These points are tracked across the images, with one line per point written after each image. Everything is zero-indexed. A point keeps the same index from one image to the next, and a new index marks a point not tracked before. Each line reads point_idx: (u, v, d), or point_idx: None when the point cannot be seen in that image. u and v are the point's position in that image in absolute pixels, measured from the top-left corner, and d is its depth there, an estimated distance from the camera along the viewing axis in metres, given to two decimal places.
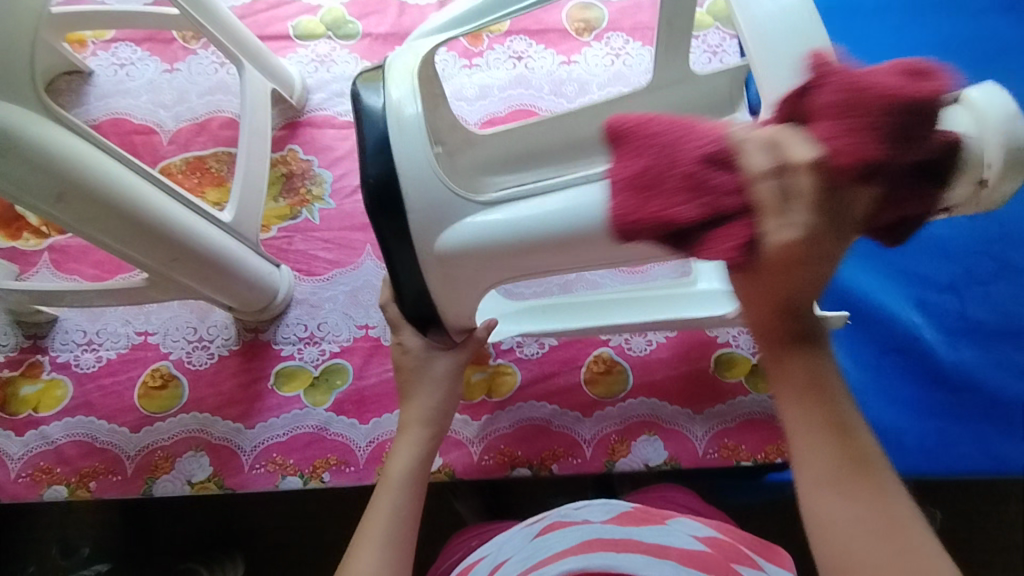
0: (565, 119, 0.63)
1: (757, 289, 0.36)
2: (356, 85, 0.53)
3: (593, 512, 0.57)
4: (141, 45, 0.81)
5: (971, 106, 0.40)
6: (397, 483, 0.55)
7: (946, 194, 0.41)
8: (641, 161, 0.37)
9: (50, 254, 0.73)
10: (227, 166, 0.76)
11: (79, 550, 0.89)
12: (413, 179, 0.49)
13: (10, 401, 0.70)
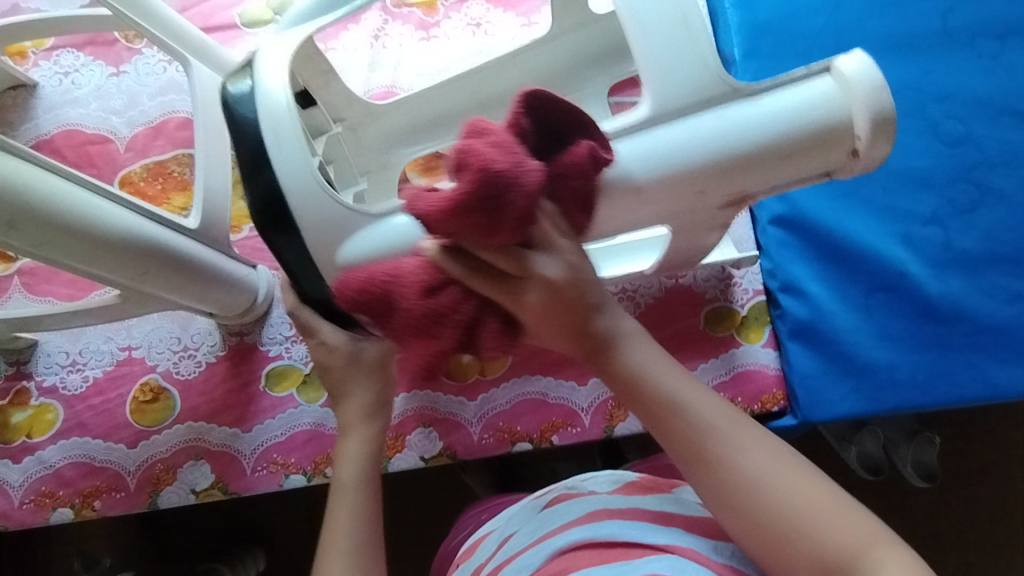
0: (470, 77, 0.62)
1: (547, 339, 0.40)
2: (225, 88, 0.51)
3: (599, 484, 0.58)
4: (82, 51, 0.77)
5: (842, 75, 0.42)
6: (350, 485, 0.52)
7: (819, 159, 0.44)
8: (394, 303, 0.41)
9: (21, 278, 0.72)
10: (189, 168, 0.73)
11: (100, 561, 0.89)
12: (298, 195, 0.48)
13: (4, 430, 0.70)
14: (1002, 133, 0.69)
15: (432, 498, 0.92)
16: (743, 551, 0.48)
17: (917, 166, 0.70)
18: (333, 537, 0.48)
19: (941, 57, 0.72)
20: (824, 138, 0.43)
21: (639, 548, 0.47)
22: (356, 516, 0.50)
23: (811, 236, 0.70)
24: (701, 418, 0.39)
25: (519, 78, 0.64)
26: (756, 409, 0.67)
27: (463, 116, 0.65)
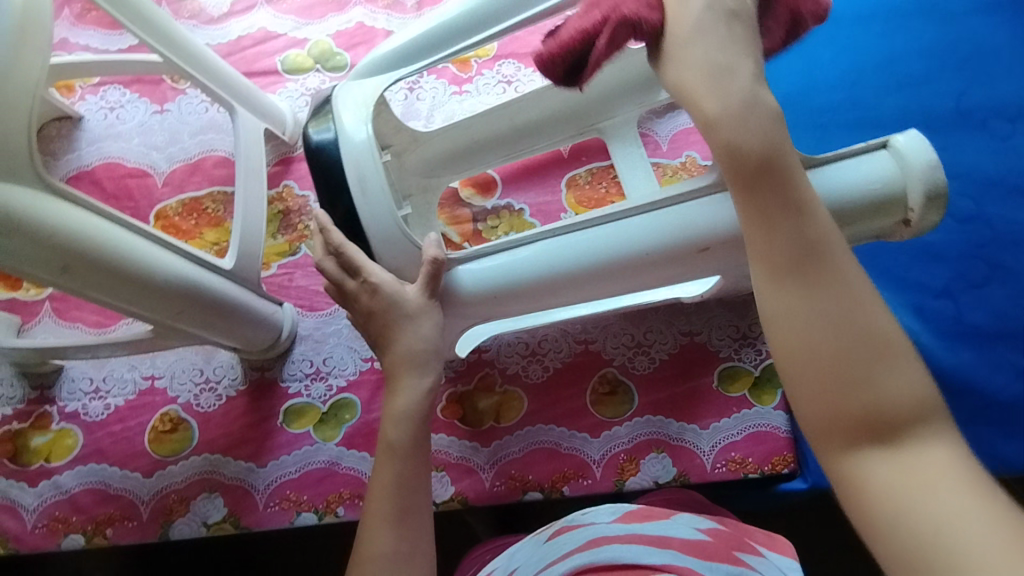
0: (510, 106, 0.72)
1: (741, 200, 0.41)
2: (307, 131, 0.54)
3: (600, 515, 0.58)
4: (129, 88, 0.81)
5: (895, 150, 0.44)
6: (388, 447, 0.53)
7: (871, 226, 0.45)
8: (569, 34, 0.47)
9: (52, 303, 0.73)
10: (223, 205, 0.76)
11: None
12: (381, 238, 0.53)
13: (23, 453, 0.70)
14: (1013, 213, 0.72)
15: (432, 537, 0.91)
16: (740, 573, 0.50)
17: (926, 240, 0.72)
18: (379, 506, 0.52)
19: (955, 134, 0.74)
20: (878, 207, 0.44)
21: (638, 569, 0.49)
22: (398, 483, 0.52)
23: None
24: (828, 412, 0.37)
25: (554, 108, 0.73)
26: (766, 471, 0.68)
27: (498, 141, 0.74)
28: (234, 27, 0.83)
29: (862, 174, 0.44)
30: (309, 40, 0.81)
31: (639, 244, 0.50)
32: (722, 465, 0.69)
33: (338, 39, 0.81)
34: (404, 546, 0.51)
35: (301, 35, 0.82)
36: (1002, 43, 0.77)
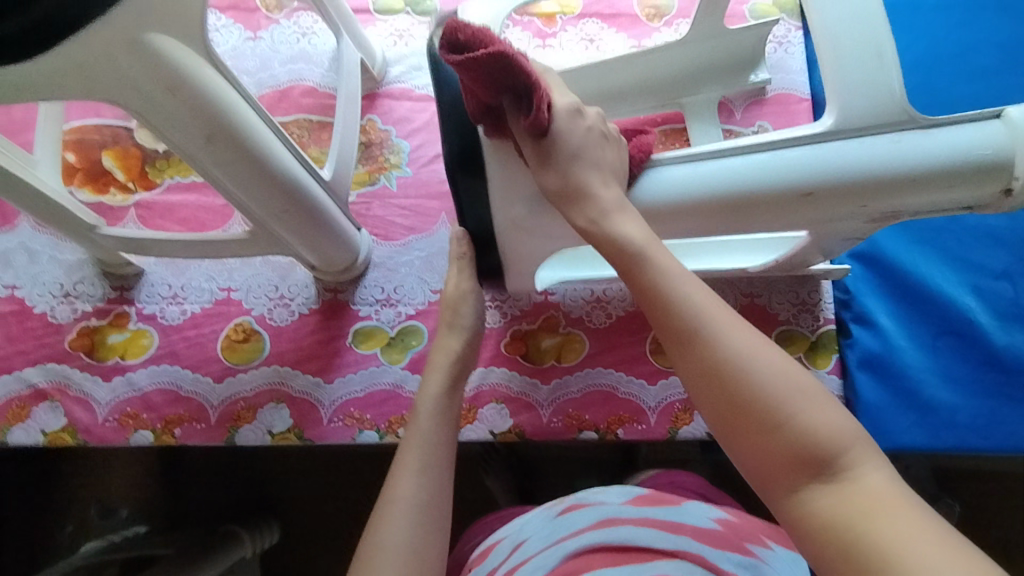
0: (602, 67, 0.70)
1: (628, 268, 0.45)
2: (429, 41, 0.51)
3: (611, 495, 0.56)
4: (224, 13, 0.83)
5: (1010, 120, 0.46)
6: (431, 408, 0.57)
7: (976, 191, 0.47)
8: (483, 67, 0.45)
9: (137, 210, 0.76)
10: (309, 132, 0.78)
11: (118, 511, 0.91)
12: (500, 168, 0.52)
13: (99, 348, 0.72)
14: None
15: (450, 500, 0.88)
16: (752, 564, 0.49)
17: (990, 225, 0.74)
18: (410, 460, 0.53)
19: None
20: (985, 172, 0.46)
21: (649, 552, 0.48)
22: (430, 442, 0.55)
23: (890, 273, 0.74)
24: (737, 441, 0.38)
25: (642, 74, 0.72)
26: None
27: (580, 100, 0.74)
28: None
29: (969, 139, 0.46)
30: None
31: (811, 174, 0.48)
32: None
33: None
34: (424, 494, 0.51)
35: None
36: None
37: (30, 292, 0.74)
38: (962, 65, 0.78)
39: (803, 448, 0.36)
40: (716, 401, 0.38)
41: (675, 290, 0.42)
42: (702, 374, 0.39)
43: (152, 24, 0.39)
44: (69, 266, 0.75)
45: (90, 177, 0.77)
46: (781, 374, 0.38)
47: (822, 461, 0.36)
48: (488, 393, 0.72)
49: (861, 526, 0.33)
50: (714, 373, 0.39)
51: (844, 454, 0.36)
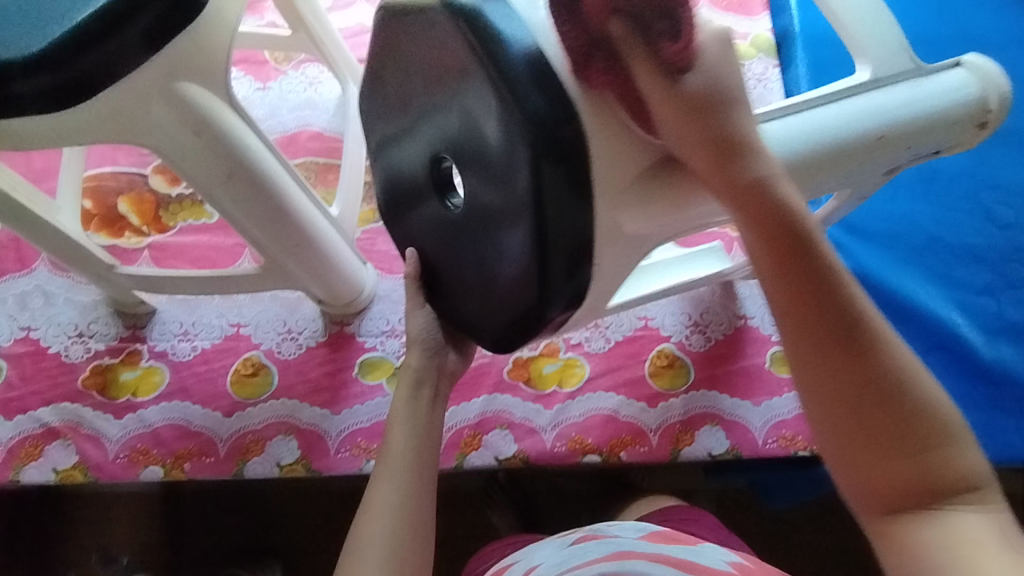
0: None
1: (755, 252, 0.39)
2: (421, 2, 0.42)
3: (626, 530, 0.54)
4: (235, 66, 0.88)
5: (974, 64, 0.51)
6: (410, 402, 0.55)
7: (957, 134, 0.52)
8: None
9: (150, 251, 0.79)
10: (316, 175, 0.83)
11: (118, 559, 0.87)
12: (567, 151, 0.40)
13: (111, 386, 0.74)
14: None
15: (452, 536, 0.87)
16: None
17: (970, 244, 0.77)
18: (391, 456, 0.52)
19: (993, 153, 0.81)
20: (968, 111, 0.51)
21: None
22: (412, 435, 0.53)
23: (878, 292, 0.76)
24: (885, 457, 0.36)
25: None
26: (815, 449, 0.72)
27: None
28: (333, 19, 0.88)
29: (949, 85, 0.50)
30: None
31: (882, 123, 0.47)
32: (773, 441, 0.73)
33: None
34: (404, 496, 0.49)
35: None
36: None
37: (45, 333, 0.77)
38: None
39: (924, 471, 0.35)
40: (846, 398, 0.37)
41: (843, 293, 0.37)
42: (852, 372, 0.37)
43: (185, 75, 0.43)
44: (84, 306, 0.78)
45: (106, 222, 0.80)
46: (933, 405, 0.36)
47: (940, 487, 0.35)
48: (492, 420, 0.74)
49: (963, 560, 0.33)
50: (860, 375, 0.36)
51: (968, 494, 0.35)
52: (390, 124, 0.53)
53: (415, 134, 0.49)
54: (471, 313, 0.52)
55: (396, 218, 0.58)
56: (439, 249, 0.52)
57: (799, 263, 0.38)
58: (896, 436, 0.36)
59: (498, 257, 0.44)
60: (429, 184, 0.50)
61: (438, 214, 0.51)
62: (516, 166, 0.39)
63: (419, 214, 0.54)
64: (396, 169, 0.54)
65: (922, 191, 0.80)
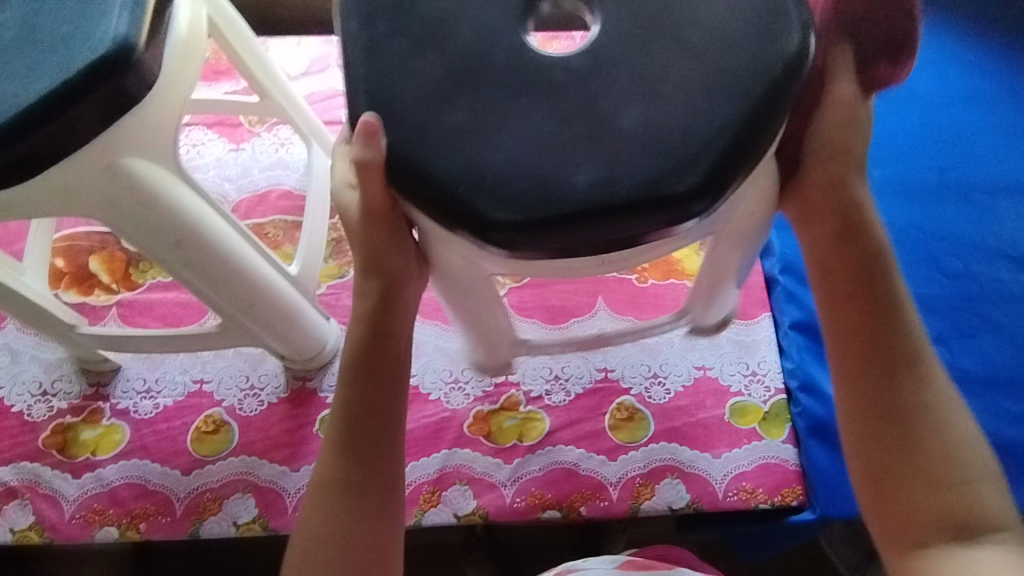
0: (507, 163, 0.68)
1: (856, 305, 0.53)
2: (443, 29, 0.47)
3: (598, 562, 0.57)
4: (210, 128, 0.91)
5: None
6: (351, 371, 0.56)
7: None
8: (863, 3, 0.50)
9: (119, 309, 0.80)
10: (284, 232, 0.85)
11: None
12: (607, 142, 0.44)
13: (71, 445, 0.74)
14: (995, 273, 0.79)
15: None
16: None
17: (922, 294, 0.79)
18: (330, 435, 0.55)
19: (941, 205, 0.83)
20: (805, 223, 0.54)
21: None
22: (349, 409, 0.55)
23: None
24: (891, 461, 0.50)
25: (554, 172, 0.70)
26: (776, 501, 0.72)
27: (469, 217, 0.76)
28: (306, 83, 0.93)
29: None
30: None
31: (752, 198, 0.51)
32: (733, 494, 0.72)
33: None
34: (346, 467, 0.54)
35: None
36: (976, 129, 0.87)
37: (10, 391, 0.77)
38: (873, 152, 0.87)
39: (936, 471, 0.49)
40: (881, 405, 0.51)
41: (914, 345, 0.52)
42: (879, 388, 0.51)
43: (129, 150, 0.45)
44: (49, 364, 0.78)
45: (76, 280, 0.82)
46: (965, 442, 0.50)
47: (957, 514, 0.47)
48: (452, 476, 0.73)
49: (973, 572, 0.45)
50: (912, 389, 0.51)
51: (983, 531, 0.47)
52: (424, 30, 0.47)
53: (488, 16, 0.47)
54: (538, 205, 0.43)
55: (392, 116, 0.46)
56: (483, 135, 0.45)
57: (892, 319, 0.52)
58: (911, 454, 0.49)
59: (597, 154, 0.44)
60: (492, 113, 0.45)
61: (498, 95, 0.46)
62: (676, 138, 0.44)
63: (447, 102, 0.46)
64: (405, 70, 0.47)
65: None
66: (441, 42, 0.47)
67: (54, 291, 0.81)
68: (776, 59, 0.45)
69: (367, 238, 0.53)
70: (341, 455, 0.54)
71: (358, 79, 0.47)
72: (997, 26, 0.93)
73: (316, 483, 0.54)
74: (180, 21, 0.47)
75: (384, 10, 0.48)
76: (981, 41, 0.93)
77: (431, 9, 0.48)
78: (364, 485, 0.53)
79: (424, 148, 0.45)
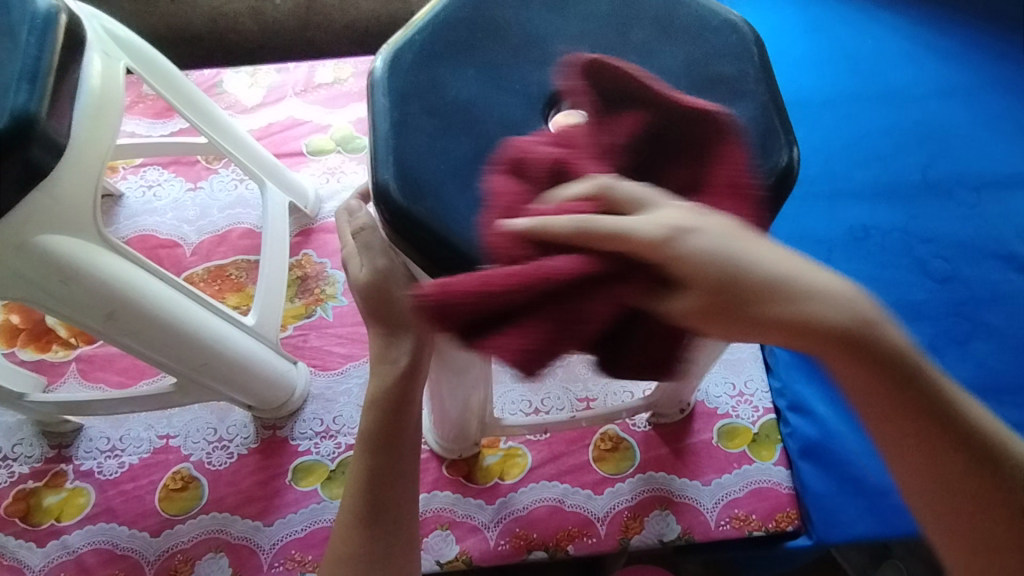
0: None
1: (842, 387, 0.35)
2: (427, 100, 0.43)
3: None
4: (167, 168, 0.88)
5: None
6: (369, 437, 0.48)
7: None
8: None
9: (78, 364, 0.77)
10: (247, 273, 0.81)
11: None
12: None
13: (34, 512, 0.71)
14: (984, 273, 0.76)
15: None
16: None
17: (911, 300, 0.75)
18: (347, 504, 0.48)
19: (924, 206, 0.80)
20: None
21: None
22: (373, 472, 0.47)
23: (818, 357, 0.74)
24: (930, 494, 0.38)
25: None
26: (771, 528, 0.69)
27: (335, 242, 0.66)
28: (263, 114, 0.90)
29: None
30: (331, 126, 0.90)
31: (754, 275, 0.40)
32: (726, 522, 0.69)
33: (357, 126, 0.90)
34: (377, 547, 0.47)
35: (324, 121, 0.90)
36: (958, 123, 0.85)
37: None
38: (854, 154, 0.84)
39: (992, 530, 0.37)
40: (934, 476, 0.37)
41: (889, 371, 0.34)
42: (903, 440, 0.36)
43: (42, 226, 0.43)
44: (8, 428, 0.75)
45: (33, 336, 0.78)
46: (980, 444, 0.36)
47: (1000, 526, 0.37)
48: (433, 521, 0.70)
49: None
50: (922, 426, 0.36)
51: None
52: (422, 105, 0.43)
53: (514, 107, 0.44)
54: None
55: (419, 191, 0.40)
56: None
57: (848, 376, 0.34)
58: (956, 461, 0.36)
59: None
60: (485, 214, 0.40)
61: None
62: None
63: (477, 178, 0.41)
64: (430, 155, 0.42)
65: (858, 249, 0.78)
66: (470, 127, 0.43)
67: (9, 350, 0.77)
68: (770, 170, 0.43)
69: (385, 301, 0.44)
70: (367, 528, 0.47)
71: (382, 160, 0.41)
72: (970, 15, 0.90)
73: (335, 556, 0.47)
74: (91, 78, 0.46)
75: (412, 92, 0.43)
76: (957, 31, 0.90)
77: (459, 93, 0.44)
78: (391, 553, 0.47)
79: (455, 222, 0.40)
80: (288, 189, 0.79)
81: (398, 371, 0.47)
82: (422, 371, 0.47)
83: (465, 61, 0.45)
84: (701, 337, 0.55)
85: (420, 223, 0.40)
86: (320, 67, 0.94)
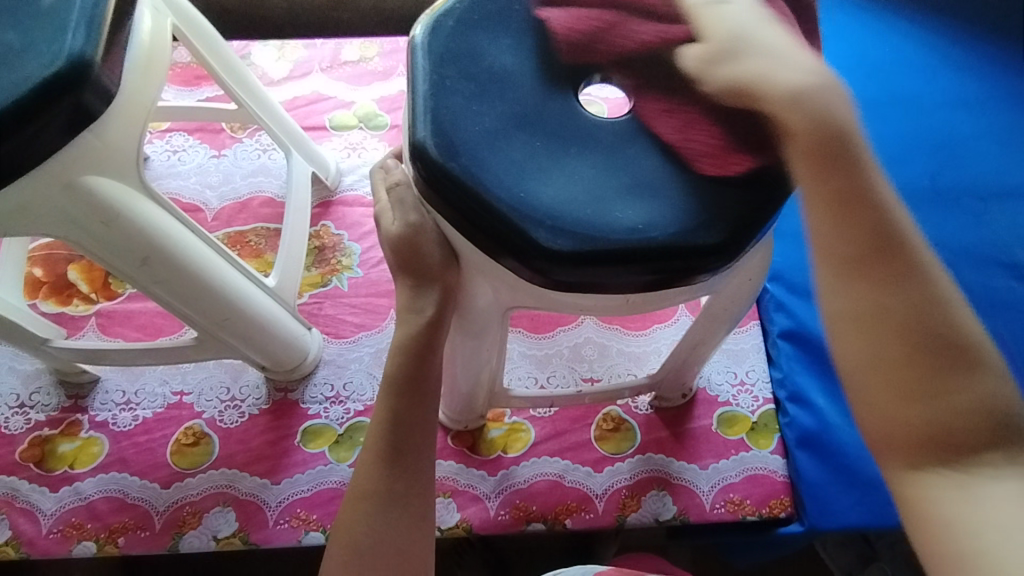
0: None
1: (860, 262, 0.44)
2: (465, 65, 0.45)
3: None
4: (192, 135, 0.90)
5: None
6: (392, 383, 0.50)
7: None
8: None
9: (97, 319, 0.79)
10: (265, 240, 0.83)
11: None
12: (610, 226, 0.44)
13: (48, 458, 0.73)
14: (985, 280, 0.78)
15: None
16: None
17: None
18: (370, 444, 0.50)
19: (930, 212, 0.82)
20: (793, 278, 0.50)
21: None
22: (394, 421, 0.50)
23: (819, 350, 0.76)
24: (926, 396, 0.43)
25: None
26: (764, 513, 0.70)
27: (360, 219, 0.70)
28: (289, 88, 0.92)
29: None
30: (355, 103, 0.92)
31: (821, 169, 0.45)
32: (721, 505, 0.71)
33: (381, 103, 0.92)
34: (396, 486, 0.49)
35: (348, 98, 0.92)
36: (967, 133, 0.86)
37: None
38: None
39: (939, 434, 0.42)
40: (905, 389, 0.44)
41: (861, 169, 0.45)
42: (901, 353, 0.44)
43: (87, 167, 0.45)
44: (27, 376, 0.77)
45: (54, 289, 0.80)
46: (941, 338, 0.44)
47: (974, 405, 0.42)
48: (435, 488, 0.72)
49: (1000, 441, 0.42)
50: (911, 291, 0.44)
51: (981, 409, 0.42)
52: (461, 70, 0.45)
53: (547, 77, 0.46)
54: (586, 242, 0.41)
55: (453, 148, 0.42)
56: (544, 175, 0.43)
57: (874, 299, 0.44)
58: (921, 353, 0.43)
59: (639, 200, 0.43)
60: (513, 175, 0.42)
61: (556, 143, 0.44)
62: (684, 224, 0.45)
63: (509, 141, 0.43)
64: (466, 117, 0.43)
65: None
66: (506, 93, 0.45)
67: (31, 301, 0.79)
68: None
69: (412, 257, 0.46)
70: (386, 467, 0.49)
71: (421, 119, 0.43)
72: (985, 29, 0.92)
73: (357, 494, 0.49)
74: (140, 30, 0.49)
75: (451, 56, 0.46)
76: (972, 44, 0.91)
77: (496, 62, 0.46)
78: (409, 492, 0.49)
79: (486, 180, 0.42)
80: (312, 159, 0.81)
81: (422, 324, 0.48)
82: (444, 327, 0.49)
83: (502, 32, 0.47)
84: (708, 317, 0.57)
85: (453, 178, 0.42)
86: (347, 46, 0.96)
